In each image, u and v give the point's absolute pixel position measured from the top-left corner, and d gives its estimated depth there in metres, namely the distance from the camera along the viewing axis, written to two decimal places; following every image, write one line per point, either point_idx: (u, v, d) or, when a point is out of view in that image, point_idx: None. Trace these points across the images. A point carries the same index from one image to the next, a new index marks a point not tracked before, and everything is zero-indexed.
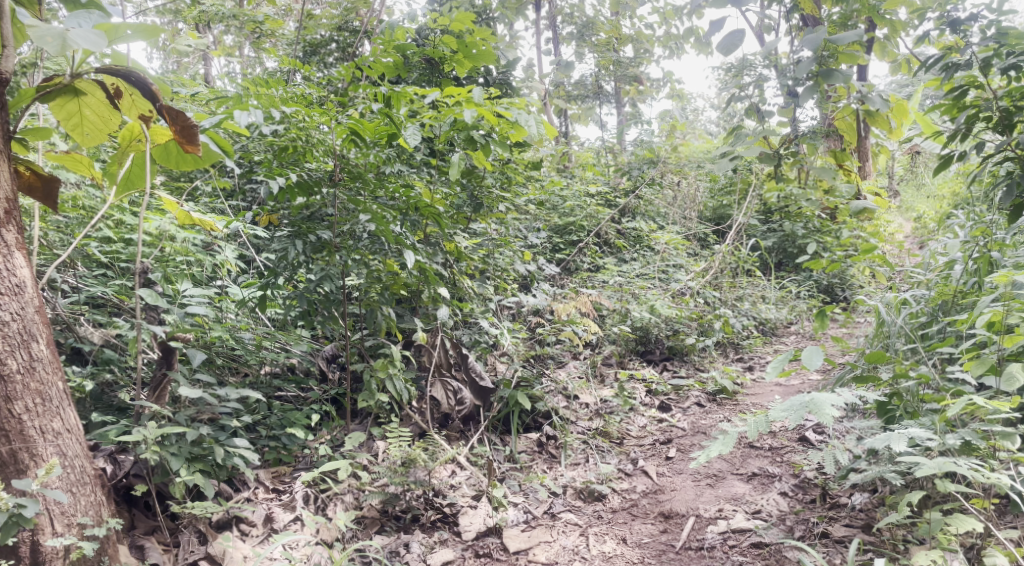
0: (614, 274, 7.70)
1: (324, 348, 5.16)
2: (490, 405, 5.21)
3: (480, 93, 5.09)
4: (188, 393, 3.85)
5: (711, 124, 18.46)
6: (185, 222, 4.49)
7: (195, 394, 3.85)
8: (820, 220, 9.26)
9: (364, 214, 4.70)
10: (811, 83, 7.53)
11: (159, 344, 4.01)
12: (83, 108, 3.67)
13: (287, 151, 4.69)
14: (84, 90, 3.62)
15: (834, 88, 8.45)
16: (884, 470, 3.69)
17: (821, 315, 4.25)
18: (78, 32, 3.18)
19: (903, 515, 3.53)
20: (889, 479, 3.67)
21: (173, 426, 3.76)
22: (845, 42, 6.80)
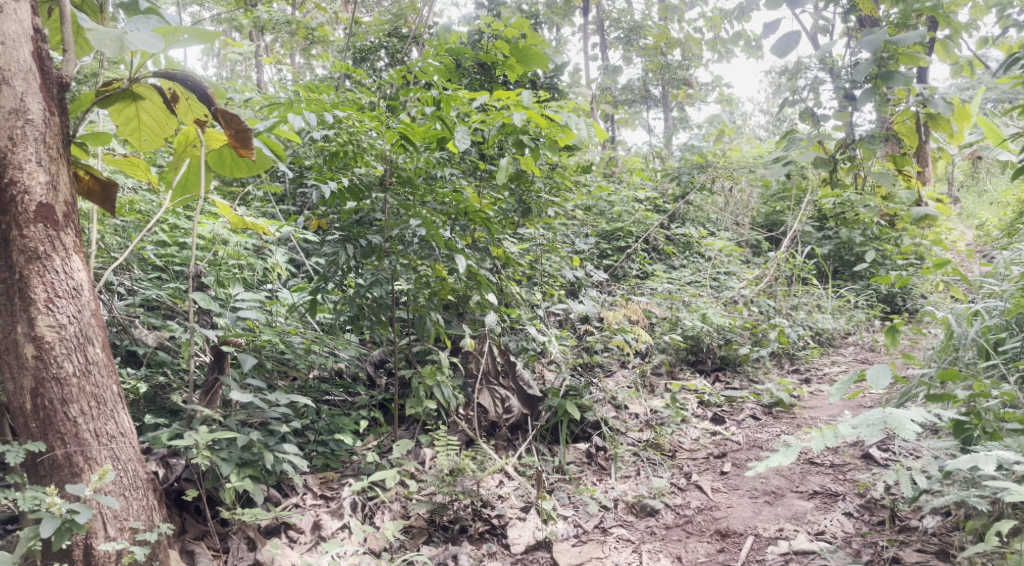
0: (663, 281, 7.59)
1: (372, 353, 5.14)
2: (538, 414, 5.13)
3: (530, 96, 5.05)
4: (239, 398, 3.84)
5: (760, 129, 18.18)
6: (237, 225, 4.50)
7: (246, 398, 3.83)
8: (878, 227, 9.05)
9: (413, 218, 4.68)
10: (870, 86, 7.44)
11: (211, 348, 4.01)
12: (141, 113, 3.69)
13: (338, 156, 4.68)
14: (142, 95, 3.63)
15: (894, 90, 8.28)
16: (966, 495, 3.55)
17: (890, 331, 4.09)
18: (136, 35, 3.19)
19: (992, 544, 3.38)
20: (972, 504, 3.53)
21: (224, 431, 3.75)
22: (905, 44, 6.66)
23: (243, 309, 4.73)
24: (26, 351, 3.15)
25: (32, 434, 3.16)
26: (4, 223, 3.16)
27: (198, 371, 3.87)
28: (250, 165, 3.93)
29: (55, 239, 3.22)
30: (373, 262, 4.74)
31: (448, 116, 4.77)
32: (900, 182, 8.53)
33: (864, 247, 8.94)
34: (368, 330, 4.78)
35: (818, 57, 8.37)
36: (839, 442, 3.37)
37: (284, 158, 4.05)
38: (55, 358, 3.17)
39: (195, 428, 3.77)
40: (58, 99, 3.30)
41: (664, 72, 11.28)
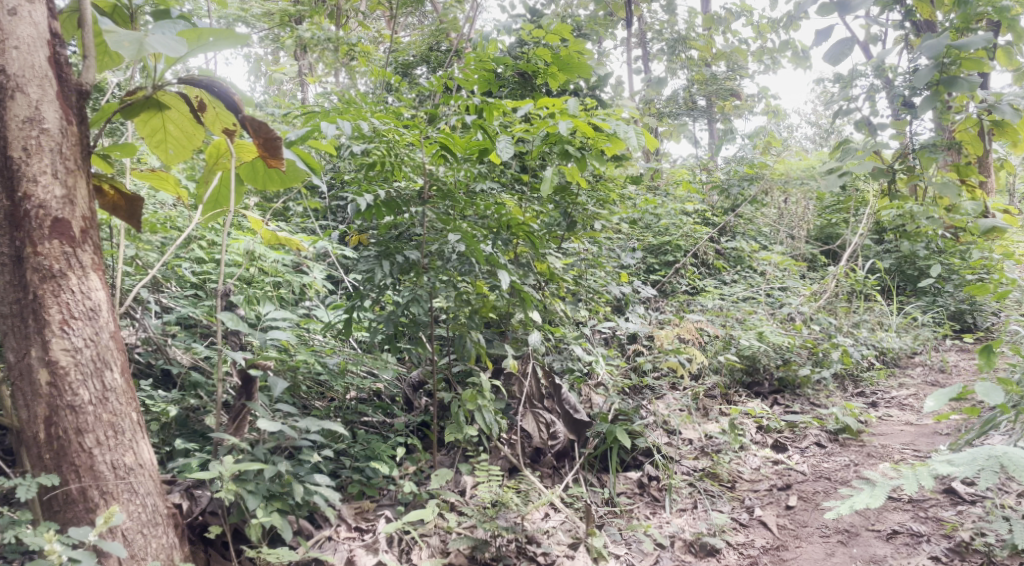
0: (715, 296, 7.29)
1: (411, 374, 4.91)
2: (586, 441, 4.83)
3: (577, 104, 4.81)
4: (265, 426, 3.59)
5: (807, 139, 17.74)
6: (271, 240, 4.29)
7: (275, 428, 3.58)
8: (944, 240, 8.73)
9: (453, 233, 4.41)
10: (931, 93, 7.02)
11: (239, 372, 3.76)
12: (167, 123, 3.49)
13: (373, 168, 4.45)
14: (167, 104, 3.42)
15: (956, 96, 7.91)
16: None
17: (988, 351, 3.75)
18: (156, 37, 3.01)
19: None
20: None
21: (250, 462, 3.54)
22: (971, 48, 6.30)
23: (276, 328, 4.53)
24: (41, 377, 2.98)
25: (46, 466, 2.98)
26: (18, 240, 3.00)
27: (224, 398, 3.66)
28: (284, 177, 3.76)
29: (71, 256, 3.04)
30: (411, 281, 4.50)
31: (490, 125, 4.52)
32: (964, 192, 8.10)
33: (929, 262, 8.65)
34: (407, 352, 4.53)
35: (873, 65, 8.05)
36: (931, 483, 3.00)
37: (321, 169, 3.83)
38: (70, 386, 2.99)
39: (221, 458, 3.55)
40: (77, 108, 3.13)
41: (710, 83, 10.93)
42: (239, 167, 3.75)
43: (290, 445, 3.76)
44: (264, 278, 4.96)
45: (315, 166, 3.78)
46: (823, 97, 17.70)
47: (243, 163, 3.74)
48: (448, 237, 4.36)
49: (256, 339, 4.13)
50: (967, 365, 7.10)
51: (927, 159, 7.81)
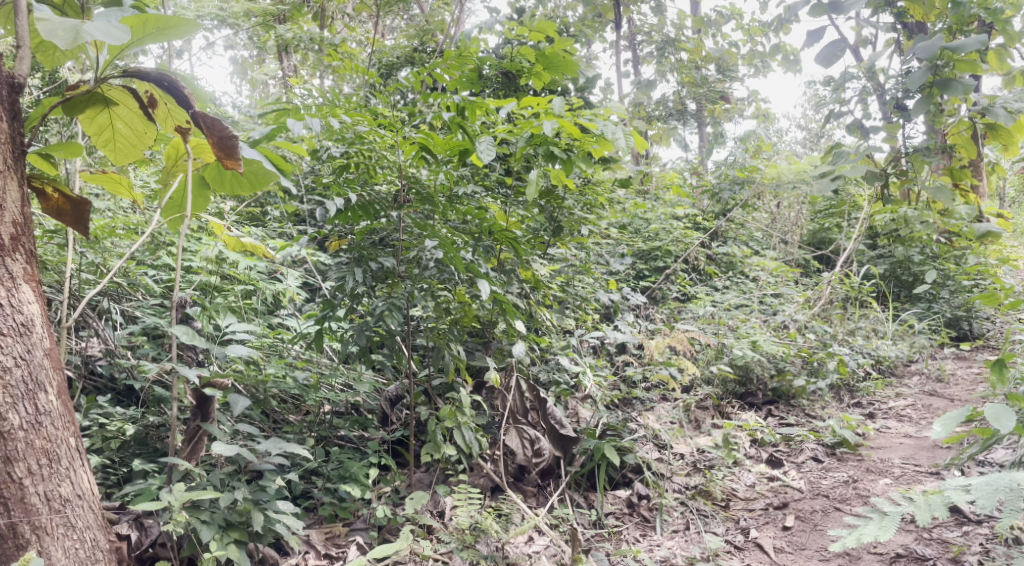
0: (706, 304, 7.07)
1: (388, 387, 4.66)
2: (572, 458, 4.58)
3: (563, 103, 4.57)
4: (221, 450, 3.34)
5: (796, 142, 17.55)
6: (236, 248, 4.00)
7: (230, 453, 3.32)
8: (939, 245, 8.39)
9: (431, 239, 4.16)
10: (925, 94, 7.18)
11: (195, 391, 3.52)
12: (115, 120, 3.26)
13: (346, 168, 4.18)
14: (114, 100, 3.19)
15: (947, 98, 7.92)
16: None
17: (1001, 365, 3.54)
18: (94, 24, 2.77)
19: None
20: None
21: (204, 492, 3.30)
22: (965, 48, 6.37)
23: (239, 342, 4.24)
24: None
25: None
26: None
27: (177, 420, 3.40)
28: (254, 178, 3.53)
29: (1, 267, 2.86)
30: (384, 289, 4.22)
31: (471, 126, 4.28)
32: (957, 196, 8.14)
33: (923, 267, 8.31)
34: (382, 365, 4.26)
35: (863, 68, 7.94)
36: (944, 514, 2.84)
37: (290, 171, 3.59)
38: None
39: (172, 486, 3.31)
40: (9, 103, 2.91)
41: (700, 86, 10.71)
42: (206, 170, 3.55)
43: (250, 471, 3.51)
44: (235, 286, 4.71)
45: (284, 168, 3.54)
46: (813, 101, 17.52)
47: (210, 165, 3.52)
48: (424, 243, 4.10)
49: (216, 354, 3.85)
50: (965, 374, 6.92)
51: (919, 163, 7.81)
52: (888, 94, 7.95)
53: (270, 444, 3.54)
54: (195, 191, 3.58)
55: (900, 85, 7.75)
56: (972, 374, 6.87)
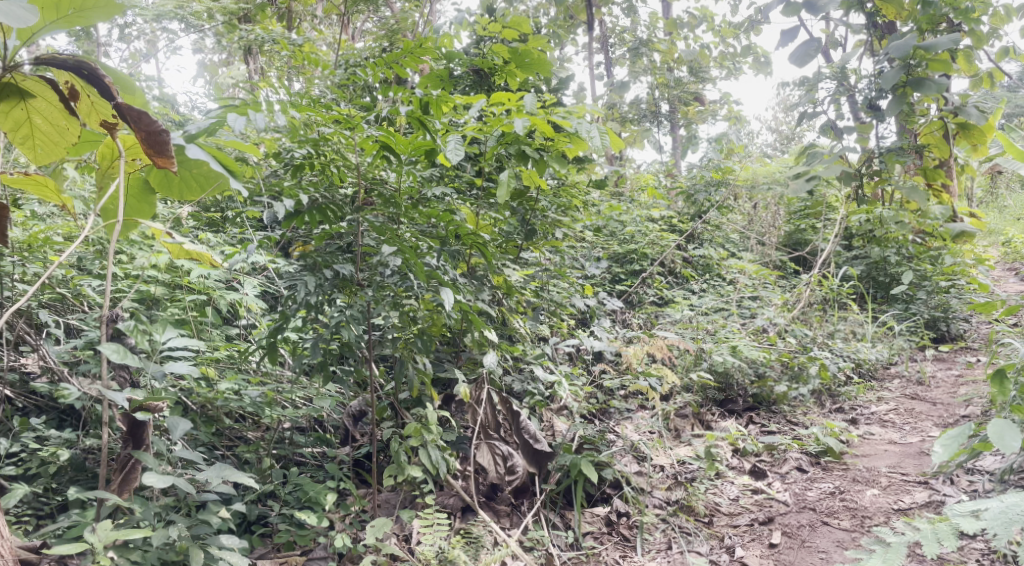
0: (684, 308, 6.86)
1: (351, 402, 4.39)
2: (547, 475, 4.34)
3: (534, 100, 4.34)
4: (152, 485, 3.05)
5: (768, 146, 17.42)
6: (180, 257, 3.71)
7: (162, 486, 3.06)
8: (914, 245, 8.23)
9: (390, 245, 3.86)
10: (898, 94, 7.35)
11: (125, 417, 3.21)
12: (33, 115, 3.01)
13: (302, 167, 3.90)
14: (31, 91, 2.98)
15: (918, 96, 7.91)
16: None
17: (1001, 377, 3.77)
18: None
19: None
20: None
21: (136, 530, 3.04)
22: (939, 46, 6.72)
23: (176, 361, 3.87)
24: None
25: None
26: None
27: (104, 451, 3.10)
28: (202, 183, 3.35)
29: None
30: (341, 300, 3.89)
31: (432, 122, 3.98)
32: (930, 196, 8.06)
33: (900, 269, 8.11)
34: (341, 383, 3.88)
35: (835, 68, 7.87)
36: (953, 542, 3.08)
37: (242, 174, 3.33)
38: None
39: (99, 523, 3.04)
40: None
41: (673, 86, 10.54)
42: (149, 173, 3.37)
43: (191, 501, 3.24)
44: (188, 297, 4.44)
45: (234, 169, 3.29)
46: (785, 103, 17.42)
47: (153, 168, 3.35)
48: (382, 249, 3.80)
49: (150, 373, 3.44)
50: (947, 376, 6.77)
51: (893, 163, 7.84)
52: (860, 94, 7.84)
53: (211, 472, 3.25)
54: (138, 195, 3.40)
55: (873, 84, 7.72)
56: (954, 377, 6.72)
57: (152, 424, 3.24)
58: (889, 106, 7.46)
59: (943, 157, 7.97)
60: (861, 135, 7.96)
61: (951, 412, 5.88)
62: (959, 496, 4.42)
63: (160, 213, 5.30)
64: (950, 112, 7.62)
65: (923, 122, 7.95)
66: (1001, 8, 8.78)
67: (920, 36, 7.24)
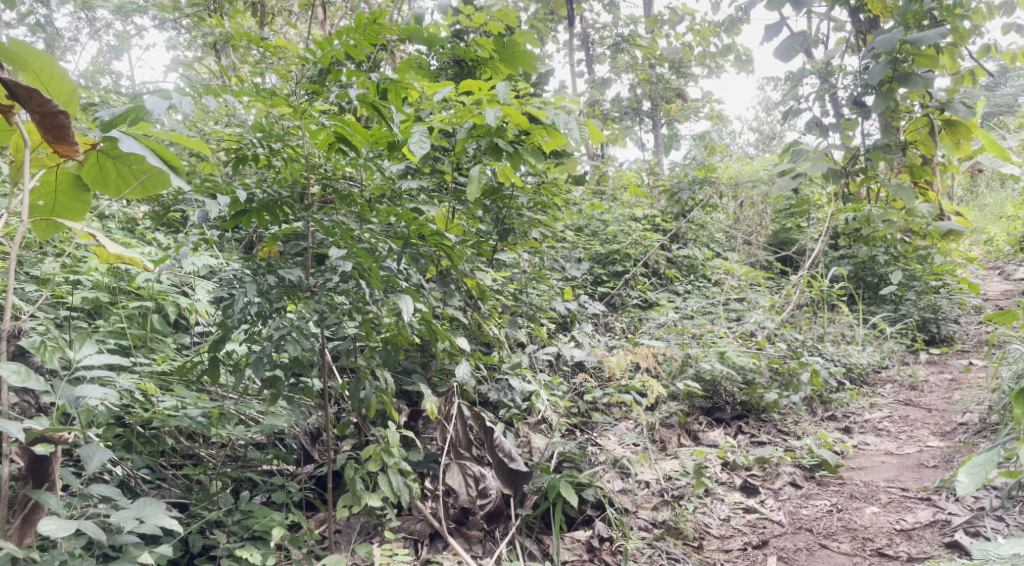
0: (669, 311, 6.53)
1: (309, 419, 4.01)
2: (524, 496, 3.99)
3: (508, 89, 4.00)
4: (53, 530, 2.81)
5: (747, 145, 17.11)
6: (111, 260, 3.39)
7: (59, 532, 2.80)
8: (903, 244, 7.86)
9: (339, 247, 3.44)
10: (884, 90, 7.09)
11: (24, 451, 2.98)
12: None
13: (249, 160, 3.51)
14: None
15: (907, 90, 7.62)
16: None
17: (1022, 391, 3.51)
18: None
19: None
20: None
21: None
22: (925, 41, 6.46)
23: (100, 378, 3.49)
24: None
25: None
26: None
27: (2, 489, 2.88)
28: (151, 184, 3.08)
29: None
30: (292, 309, 3.49)
31: (390, 111, 3.59)
32: (917, 194, 7.78)
33: (888, 268, 7.75)
34: (292, 404, 3.45)
35: (820, 64, 7.60)
36: None
37: (185, 168, 3.07)
38: None
39: None
40: None
41: (654, 83, 10.19)
42: (80, 169, 3.06)
43: (107, 542, 3.02)
44: (131, 304, 4.06)
45: (175, 164, 3.03)
46: (767, 103, 17.13)
47: (83, 162, 3.03)
48: (330, 253, 3.38)
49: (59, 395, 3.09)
50: (940, 381, 6.48)
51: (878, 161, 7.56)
52: (844, 90, 7.57)
53: (129, 508, 3.05)
54: (70, 193, 3.08)
55: (859, 79, 7.45)
56: (947, 381, 6.42)
57: (60, 459, 3.04)
58: (875, 103, 7.19)
59: (929, 154, 7.58)
60: (847, 132, 7.68)
61: (948, 419, 5.58)
62: (964, 514, 4.13)
63: (110, 212, 4.90)
64: (937, 108, 7.34)
65: (908, 119, 7.63)
66: (987, 4, 8.51)
67: (906, 32, 6.98)
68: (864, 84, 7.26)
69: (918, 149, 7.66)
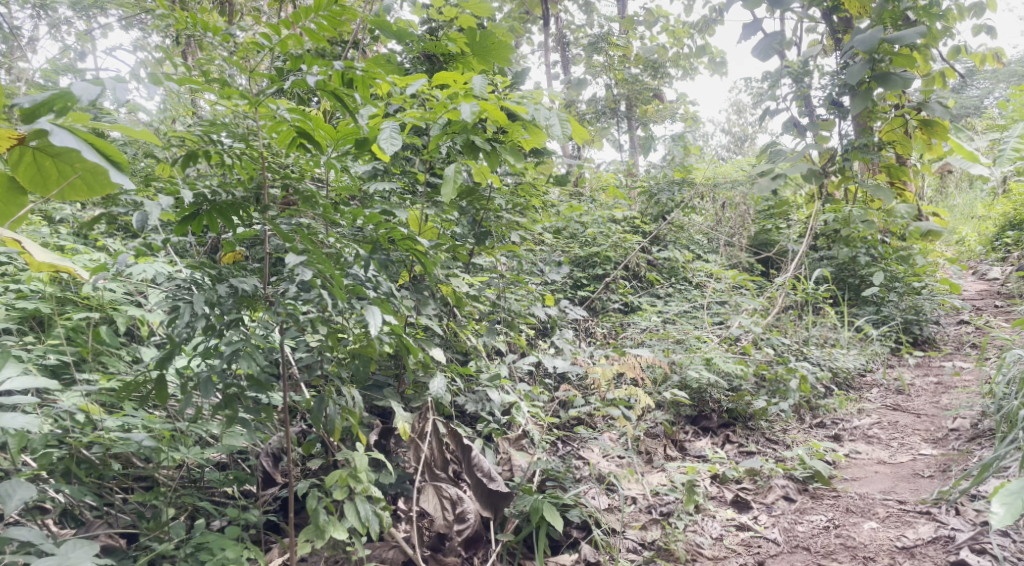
0: (651, 316, 6.28)
1: (271, 439, 3.72)
2: (505, 520, 3.73)
3: (485, 82, 3.73)
4: None
5: (723, 144, 16.91)
6: (35, 270, 3.06)
7: None
8: (882, 245, 7.62)
9: (295, 254, 3.15)
10: (864, 89, 6.91)
11: None
12: None
13: (196, 156, 3.21)
14: None
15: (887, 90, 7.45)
16: None
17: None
18: None
19: None
20: None
21: None
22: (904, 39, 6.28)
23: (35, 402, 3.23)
24: None
25: None
26: None
27: None
28: (93, 182, 2.79)
29: None
30: (247, 321, 3.20)
31: (355, 102, 3.31)
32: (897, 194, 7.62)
33: (869, 269, 7.51)
34: (248, 428, 3.17)
35: (799, 62, 7.41)
36: None
37: (128, 164, 2.75)
38: None
39: None
40: None
41: (630, 83, 9.95)
42: (16, 170, 2.76)
43: None
44: (77, 317, 3.75)
45: (116, 159, 2.73)
46: (742, 103, 16.94)
47: (17, 161, 2.73)
48: (286, 259, 3.09)
49: None
50: (928, 384, 6.30)
51: (858, 160, 7.39)
52: (823, 90, 7.39)
53: (54, 556, 2.92)
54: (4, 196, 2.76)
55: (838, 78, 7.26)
56: (935, 384, 6.23)
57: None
58: (854, 103, 7.01)
59: (905, 154, 7.32)
60: (828, 131, 7.50)
61: (939, 425, 5.37)
62: (968, 530, 3.93)
63: (60, 216, 4.58)
64: (912, 108, 7.22)
65: (886, 118, 7.43)
66: (957, 5, 8.37)
67: (884, 31, 6.80)
68: (843, 84, 7.08)
69: (894, 149, 7.41)
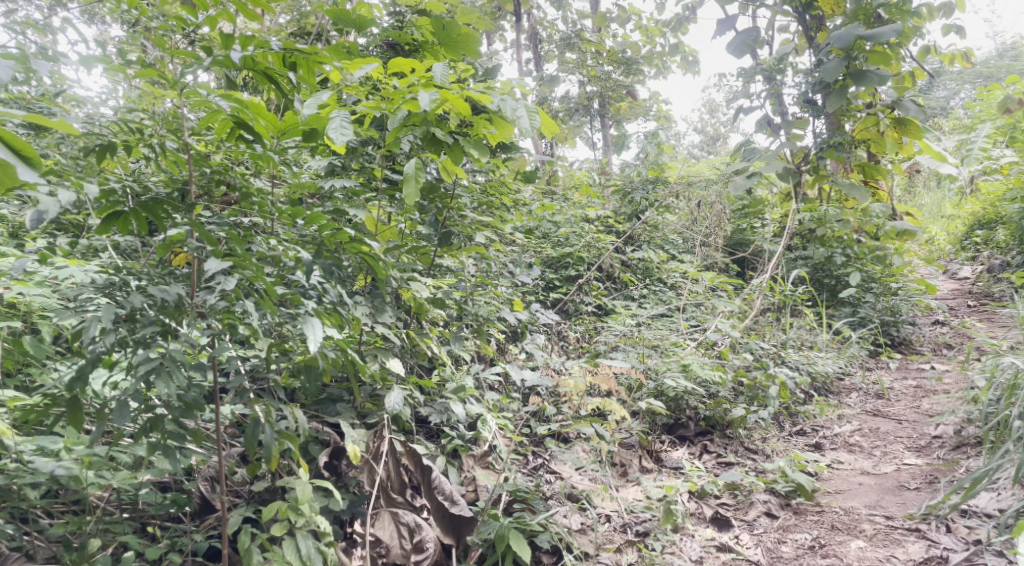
0: (625, 320, 6.00)
1: (209, 462, 3.41)
2: (467, 546, 3.47)
3: (448, 71, 3.44)
4: None
5: (695, 142, 16.64)
6: None
7: None
8: (859, 245, 7.39)
9: (220, 260, 2.86)
10: (839, 86, 6.69)
11: None
12: None
13: (115, 150, 2.90)
14: None
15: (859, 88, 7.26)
16: None
17: None
18: None
19: None
20: None
21: None
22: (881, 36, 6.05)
23: None
24: None
25: None
26: None
27: None
28: None
29: None
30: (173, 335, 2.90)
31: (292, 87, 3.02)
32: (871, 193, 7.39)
33: (846, 270, 7.28)
34: (176, 455, 2.87)
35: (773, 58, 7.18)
36: None
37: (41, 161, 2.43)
38: None
39: None
40: None
41: (603, 79, 9.66)
42: None
43: None
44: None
45: (27, 154, 2.40)
46: (714, 101, 16.69)
47: None
48: (207, 265, 2.81)
49: None
50: (909, 388, 6.09)
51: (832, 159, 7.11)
52: (797, 86, 7.17)
53: None
54: None
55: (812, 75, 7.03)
56: (915, 388, 6.03)
57: None
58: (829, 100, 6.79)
59: (879, 153, 7.09)
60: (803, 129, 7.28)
61: (921, 432, 5.15)
62: (961, 550, 3.72)
63: None
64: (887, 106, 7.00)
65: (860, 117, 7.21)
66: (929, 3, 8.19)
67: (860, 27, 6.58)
68: (818, 80, 6.86)
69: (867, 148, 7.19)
